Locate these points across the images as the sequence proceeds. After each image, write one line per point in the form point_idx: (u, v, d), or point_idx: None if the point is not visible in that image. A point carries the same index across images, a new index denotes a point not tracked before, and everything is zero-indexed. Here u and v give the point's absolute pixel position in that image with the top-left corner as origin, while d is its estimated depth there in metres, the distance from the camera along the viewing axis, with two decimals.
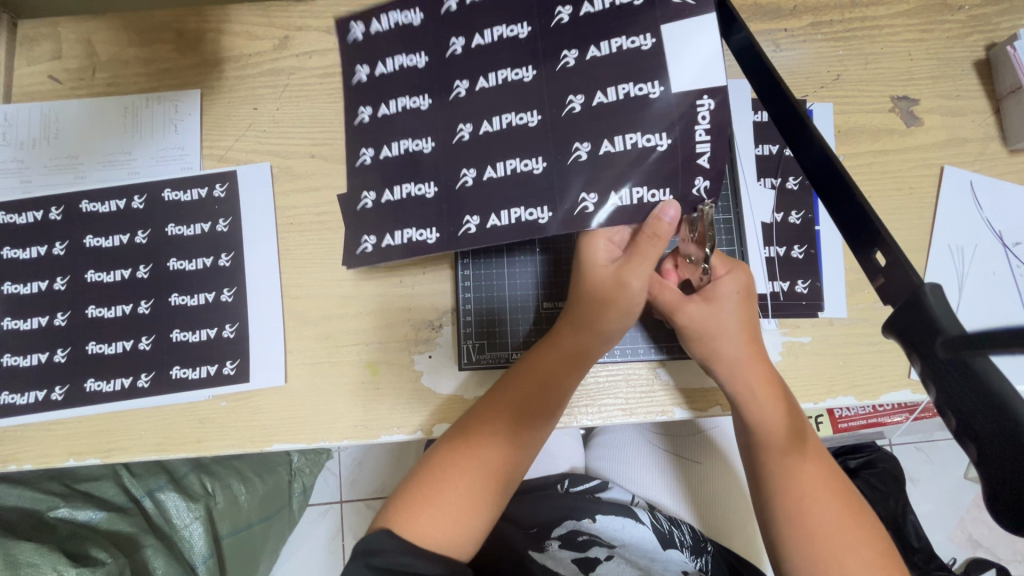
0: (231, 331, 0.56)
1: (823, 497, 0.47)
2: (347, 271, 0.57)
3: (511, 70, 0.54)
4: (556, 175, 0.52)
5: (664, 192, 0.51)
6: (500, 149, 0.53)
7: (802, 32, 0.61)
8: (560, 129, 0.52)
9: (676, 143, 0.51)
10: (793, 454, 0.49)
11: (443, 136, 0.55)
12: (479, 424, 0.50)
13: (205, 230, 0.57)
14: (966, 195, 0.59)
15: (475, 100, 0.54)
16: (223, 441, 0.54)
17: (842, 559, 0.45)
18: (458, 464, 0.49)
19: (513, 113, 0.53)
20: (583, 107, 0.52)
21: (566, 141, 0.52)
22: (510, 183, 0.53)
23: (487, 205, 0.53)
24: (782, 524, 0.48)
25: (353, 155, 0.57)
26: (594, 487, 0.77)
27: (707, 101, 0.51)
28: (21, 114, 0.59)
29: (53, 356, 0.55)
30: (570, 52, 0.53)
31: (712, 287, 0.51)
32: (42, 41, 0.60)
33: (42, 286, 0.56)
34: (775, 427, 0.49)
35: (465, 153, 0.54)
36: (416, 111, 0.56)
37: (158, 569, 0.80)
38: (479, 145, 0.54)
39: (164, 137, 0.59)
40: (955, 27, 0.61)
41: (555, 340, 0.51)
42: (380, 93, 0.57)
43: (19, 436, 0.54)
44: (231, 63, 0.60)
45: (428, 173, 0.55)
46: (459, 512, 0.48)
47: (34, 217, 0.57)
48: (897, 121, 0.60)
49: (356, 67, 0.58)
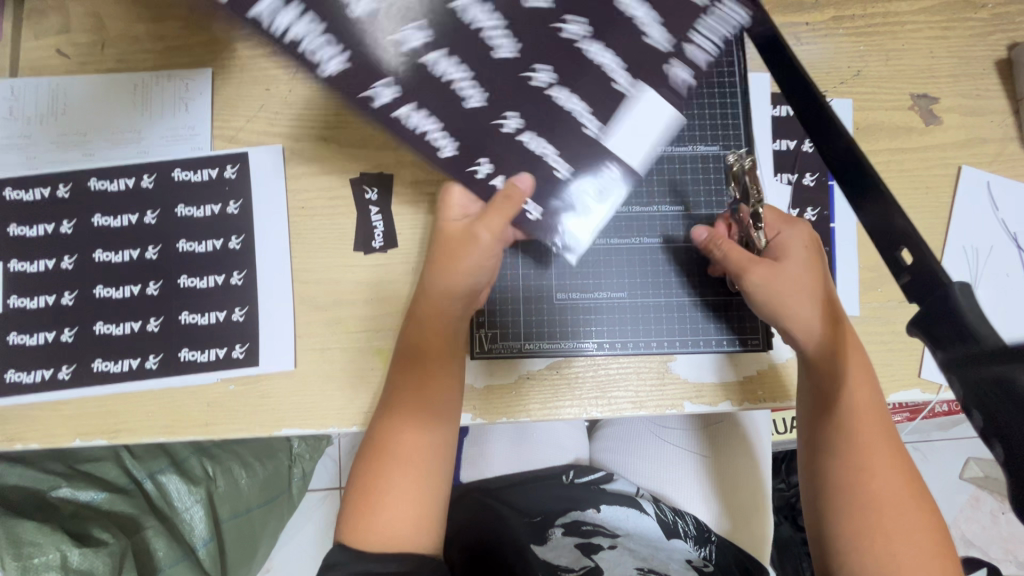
0: (241, 315, 0.56)
1: (886, 471, 0.47)
2: (358, 257, 0.57)
3: (507, 53, 0.49)
4: (471, 142, 0.52)
5: (537, 208, 0.53)
6: (451, 109, 0.50)
7: (824, 27, 0.60)
8: (481, 136, 0.52)
9: (572, 182, 0.53)
10: (865, 427, 0.48)
11: (400, 37, 0.45)
12: (381, 426, 0.50)
13: (215, 212, 0.57)
14: (982, 196, 0.58)
15: (515, 57, 0.51)
16: (232, 425, 0.54)
17: (894, 531, 0.45)
18: (387, 470, 0.49)
19: (478, 94, 0.49)
20: (542, 107, 0.52)
21: (494, 141, 0.53)
22: (436, 132, 0.52)
23: (433, 106, 0.48)
24: (839, 494, 0.47)
25: None
26: (600, 478, 0.77)
27: (616, 173, 0.53)
28: (29, 89, 0.58)
29: (60, 335, 0.55)
30: (585, 45, 0.50)
31: (781, 244, 0.52)
32: (49, 15, 0.59)
33: (50, 264, 0.55)
34: (854, 396, 0.49)
35: (416, 81, 0.47)
36: None
37: (158, 552, 0.82)
38: (435, 92, 0.48)
39: (174, 116, 0.58)
40: (978, 25, 0.60)
41: (427, 312, 0.51)
42: None
43: (25, 414, 0.53)
44: (244, 42, 0.59)
45: None
46: (404, 510, 0.48)
47: (41, 193, 0.56)
48: (917, 120, 0.59)
49: None
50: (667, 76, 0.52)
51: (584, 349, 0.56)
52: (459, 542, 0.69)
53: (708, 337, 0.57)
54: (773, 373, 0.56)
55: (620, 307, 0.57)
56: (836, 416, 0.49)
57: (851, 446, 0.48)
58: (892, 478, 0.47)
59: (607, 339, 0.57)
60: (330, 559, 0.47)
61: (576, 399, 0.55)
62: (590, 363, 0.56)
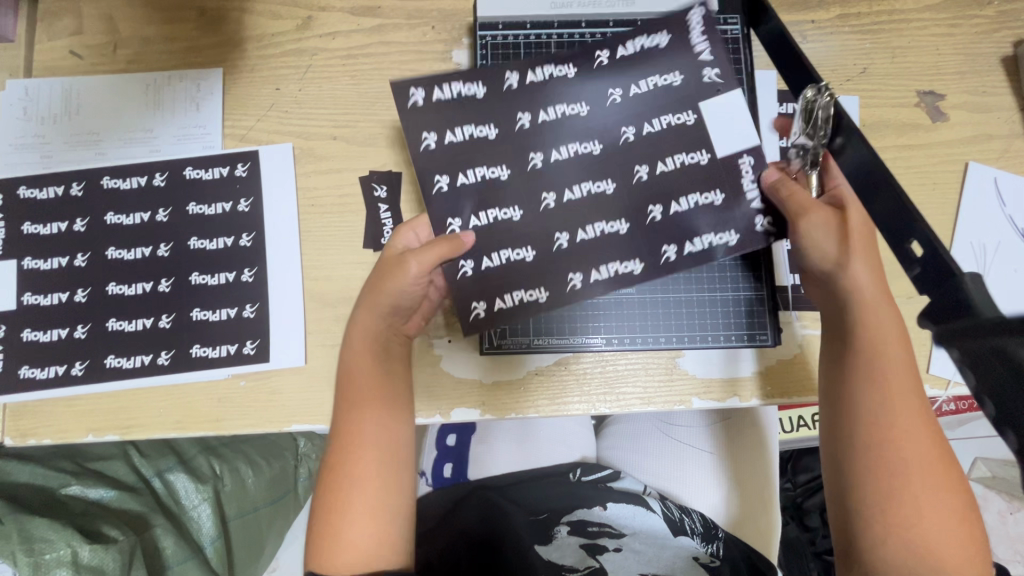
0: (251, 312, 0.56)
1: (919, 433, 0.44)
2: (368, 254, 0.57)
3: (580, 144, 0.52)
4: (638, 235, 0.51)
5: (729, 232, 0.51)
6: (586, 215, 0.51)
7: (830, 25, 0.60)
8: (644, 241, 0.51)
9: (737, 201, 0.51)
10: (899, 376, 0.45)
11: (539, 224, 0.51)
12: (349, 420, 0.49)
13: (226, 210, 0.57)
14: (990, 192, 0.58)
15: (557, 134, 0.52)
16: (243, 421, 0.54)
17: (918, 498, 0.42)
18: (354, 479, 0.47)
19: (589, 181, 0.52)
20: (647, 181, 0.52)
21: (649, 241, 0.51)
22: (617, 241, 0.51)
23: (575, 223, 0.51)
24: (863, 448, 0.44)
25: (413, 143, 0.51)
26: (606, 476, 0.77)
27: (751, 157, 0.52)
28: (42, 89, 0.58)
29: (73, 332, 0.55)
30: (629, 127, 0.52)
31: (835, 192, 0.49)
32: (63, 16, 0.59)
33: (63, 262, 0.56)
34: (892, 340, 0.46)
35: (554, 221, 0.51)
36: (481, 138, 0.51)
37: (165, 550, 0.81)
38: (565, 213, 0.51)
39: (186, 115, 0.58)
40: (984, 22, 0.61)
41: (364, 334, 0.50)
42: (438, 118, 0.51)
43: (38, 410, 0.54)
44: (254, 42, 0.59)
45: (520, 238, 0.51)
46: (365, 533, 0.46)
47: (55, 192, 0.57)
48: (923, 117, 0.60)
49: (423, 133, 0.51)
50: (694, 67, 0.52)
51: (591, 346, 0.56)
52: (466, 539, 0.68)
53: (717, 332, 0.57)
54: (782, 369, 0.56)
55: (627, 303, 0.57)
56: (868, 362, 0.46)
57: (888, 400, 0.44)
58: (920, 446, 0.43)
59: (615, 334, 0.57)
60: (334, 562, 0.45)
61: (584, 395, 0.55)
62: (597, 359, 0.56)
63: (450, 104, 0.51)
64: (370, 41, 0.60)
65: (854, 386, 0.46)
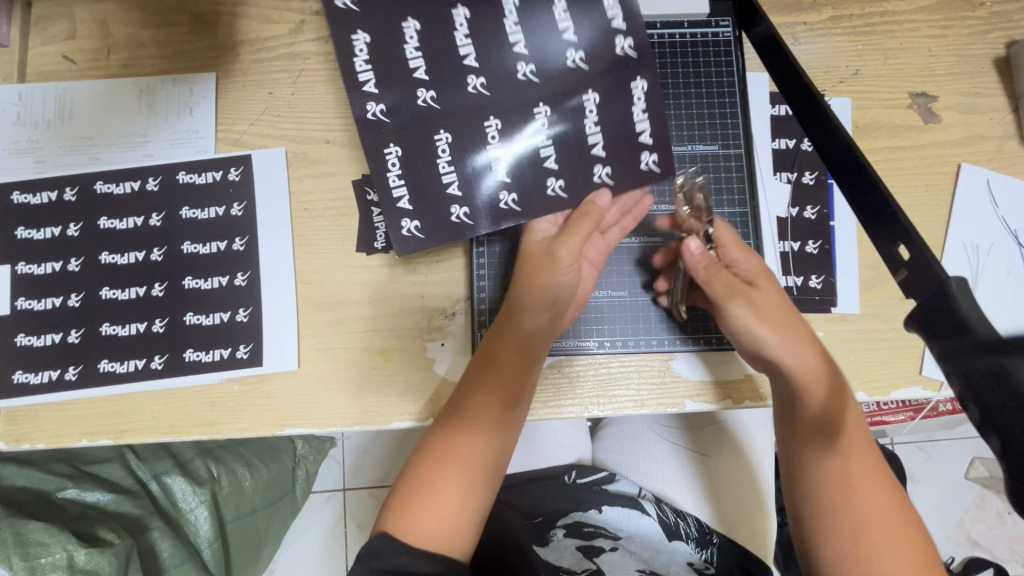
0: (245, 316, 0.56)
1: (868, 489, 0.50)
2: (361, 257, 0.57)
3: (530, 100, 0.55)
4: (603, 72, 0.55)
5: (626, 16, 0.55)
6: (604, 117, 0.55)
7: (822, 27, 0.60)
8: (604, 69, 0.55)
9: None
10: (836, 445, 0.50)
11: (575, 152, 0.55)
12: (462, 412, 0.52)
13: (219, 214, 0.57)
14: (982, 193, 0.58)
15: (507, 80, 0.55)
16: (236, 425, 0.54)
17: (884, 552, 0.48)
18: (444, 463, 0.51)
19: (570, 98, 0.55)
20: (586, 62, 0.55)
21: (606, 63, 0.55)
22: (620, 112, 0.55)
23: (606, 135, 0.55)
24: (821, 513, 0.50)
25: (451, 224, 0.56)
26: (601, 478, 0.77)
27: None
28: (35, 94, 0.58)
29: (66, 337, 0.55)
30: (525, 62, 0.55)
31: (749, 272, 0.52)
32: (56, 21, 0.60)
33: (56, 267, 0.56)
34: (829, 417, 0.50)
35: (581, 141, 0.55)
36: (463, 157, 0.55)
37: (163, 553, 0.82)
38: (580, 130, 0.55)
39: (179, 119, 0.58)
40: (976, 24, 0.61)
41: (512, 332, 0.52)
42: (435, 187, 0.55)
43: (32, 415, 0.54)
44: (247, 47, 0.59)
45: (581, 176, 0.56)
46: (445, 514, 0.50)
47: (48, 197, 0.57)
48: (916, 118, 0.60)
49: (399, 220, 0.55)
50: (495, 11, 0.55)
51: (585, 349, 0.56)
52: None
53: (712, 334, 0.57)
54: None
55: (621, 306, 0.57)
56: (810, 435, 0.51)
57: (833, 472, 0.50)
58: (868, 485, 0.50)
59: (608, 338, 0.57)
60: (370, 550, 0.47)
61: (576, 398, 0.56)
62: (590, 362, 0.56)
63: (428, 150, 0.55)
64: None
65: (805, 459, 0.51)
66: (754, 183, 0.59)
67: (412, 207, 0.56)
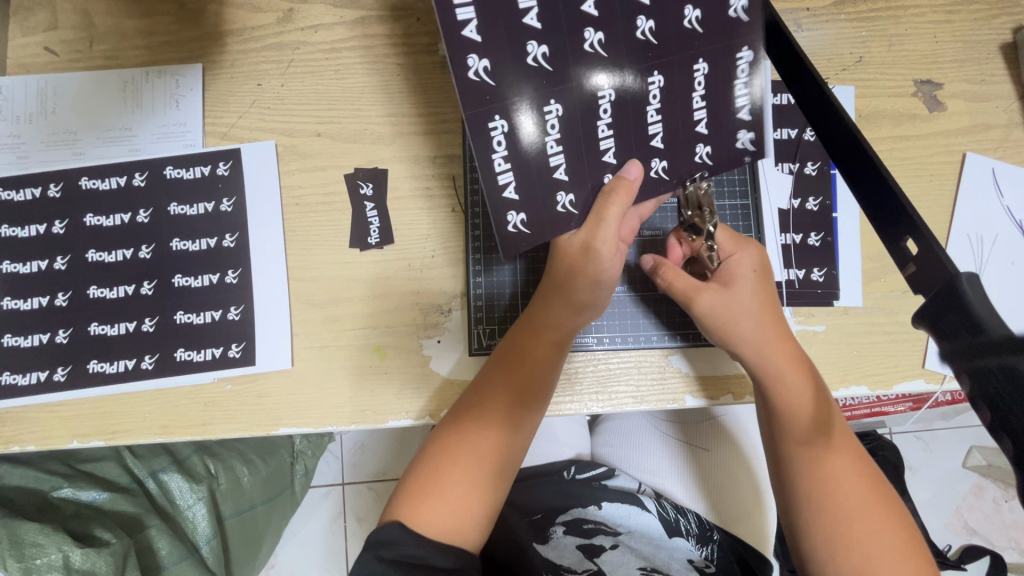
0: (236, 314, 0.55)
1: (850, 481, 0.49)
2: (354, 254, 0.56)
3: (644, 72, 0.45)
4: (719, 37, 0.44)
5: None
6: (716, 95, 0.46)
7: (825, 12, 0.59)
8: (722, 32, 0.44)
9: None
10: (817, 443, 0.50)
11: (681, 135, 0.47)
12: (477, 411, 0.51)
13: (208, 210, 0.56)
14: (987, 183, 0.57)
15: (625, 40, 0.43)
16: (228, 424, 0.54)
17: (866, 540, 0.48)
18: (456, 458, 0.51)
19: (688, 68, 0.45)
20: (708, 23, 0.44)
21: (723, 26, 0.44)
22: (728, 88, 0.46)
23: (715, 115, 0.47)
24: (805, 502, 0.50)
25: (552, 212, 0.47)
26: (601, 474, 0.76)
27: None
28: (16, 87, 0.57)
29: (54, 337, 0.54)
30: (646, 19, 0.43)
31: (729, 269, 0.52)
32: (37, 11, 0.58)
33: (42, 265, 0.55)
34: (803, 405, 0.50)
35: (689, 123, 0.47)
36: (568, 134, 0.45)
37: (160, 551, 0.81)
38: (688, 113, 0.46)
39: (165, 113, 0.57)
40: (982, 8, 0.59)
41: (540, 329, 0.51)
42: (534, 168, 0.45)
43: (20, 417, 0.53)
44: (234, 37, 0.58)
45: (683, 162, 0.48)
46: (456, 507, 0.49)
47: (32, 194, 0.55)
48: (920, 106, 0.58)
49: (504, 214, 0.45)
50: None
51: (584, 345, 0.56)
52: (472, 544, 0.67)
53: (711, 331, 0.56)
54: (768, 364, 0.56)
55: (619, 303, 0.57)
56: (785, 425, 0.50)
57: (817, 471, 0.49)
58: (851, 475, 0.50)
59: (606, 334, 0.56)
60: (386, 535, 0.47)
61: (573, 394, 0.55)
62: (588, 357, 0.55)
63: (536, 124, 0.44)
64: (352, 34, 0.58)
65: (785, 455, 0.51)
66: (756, 175, 0.58)
67: (517, 197, 0.45)
